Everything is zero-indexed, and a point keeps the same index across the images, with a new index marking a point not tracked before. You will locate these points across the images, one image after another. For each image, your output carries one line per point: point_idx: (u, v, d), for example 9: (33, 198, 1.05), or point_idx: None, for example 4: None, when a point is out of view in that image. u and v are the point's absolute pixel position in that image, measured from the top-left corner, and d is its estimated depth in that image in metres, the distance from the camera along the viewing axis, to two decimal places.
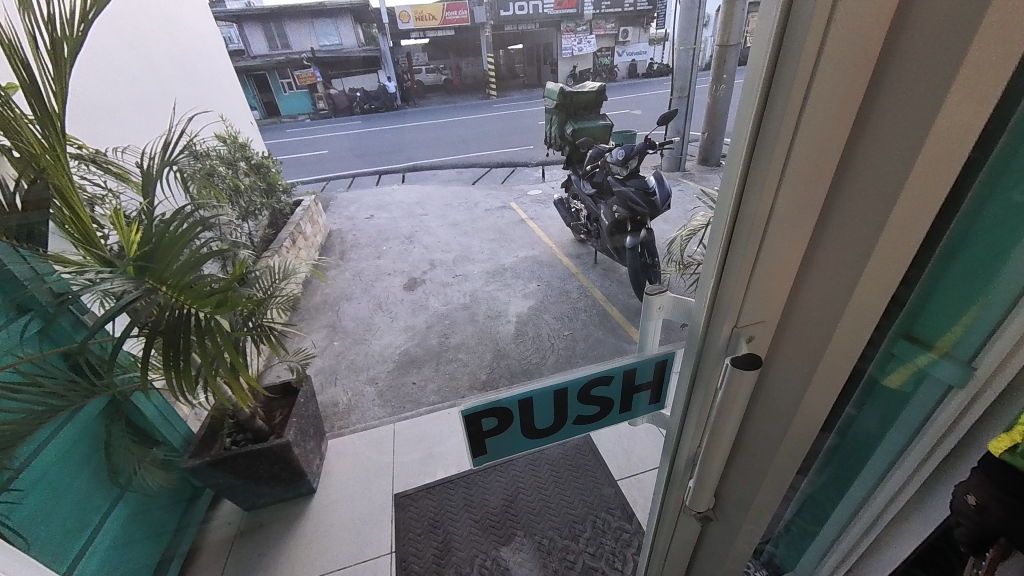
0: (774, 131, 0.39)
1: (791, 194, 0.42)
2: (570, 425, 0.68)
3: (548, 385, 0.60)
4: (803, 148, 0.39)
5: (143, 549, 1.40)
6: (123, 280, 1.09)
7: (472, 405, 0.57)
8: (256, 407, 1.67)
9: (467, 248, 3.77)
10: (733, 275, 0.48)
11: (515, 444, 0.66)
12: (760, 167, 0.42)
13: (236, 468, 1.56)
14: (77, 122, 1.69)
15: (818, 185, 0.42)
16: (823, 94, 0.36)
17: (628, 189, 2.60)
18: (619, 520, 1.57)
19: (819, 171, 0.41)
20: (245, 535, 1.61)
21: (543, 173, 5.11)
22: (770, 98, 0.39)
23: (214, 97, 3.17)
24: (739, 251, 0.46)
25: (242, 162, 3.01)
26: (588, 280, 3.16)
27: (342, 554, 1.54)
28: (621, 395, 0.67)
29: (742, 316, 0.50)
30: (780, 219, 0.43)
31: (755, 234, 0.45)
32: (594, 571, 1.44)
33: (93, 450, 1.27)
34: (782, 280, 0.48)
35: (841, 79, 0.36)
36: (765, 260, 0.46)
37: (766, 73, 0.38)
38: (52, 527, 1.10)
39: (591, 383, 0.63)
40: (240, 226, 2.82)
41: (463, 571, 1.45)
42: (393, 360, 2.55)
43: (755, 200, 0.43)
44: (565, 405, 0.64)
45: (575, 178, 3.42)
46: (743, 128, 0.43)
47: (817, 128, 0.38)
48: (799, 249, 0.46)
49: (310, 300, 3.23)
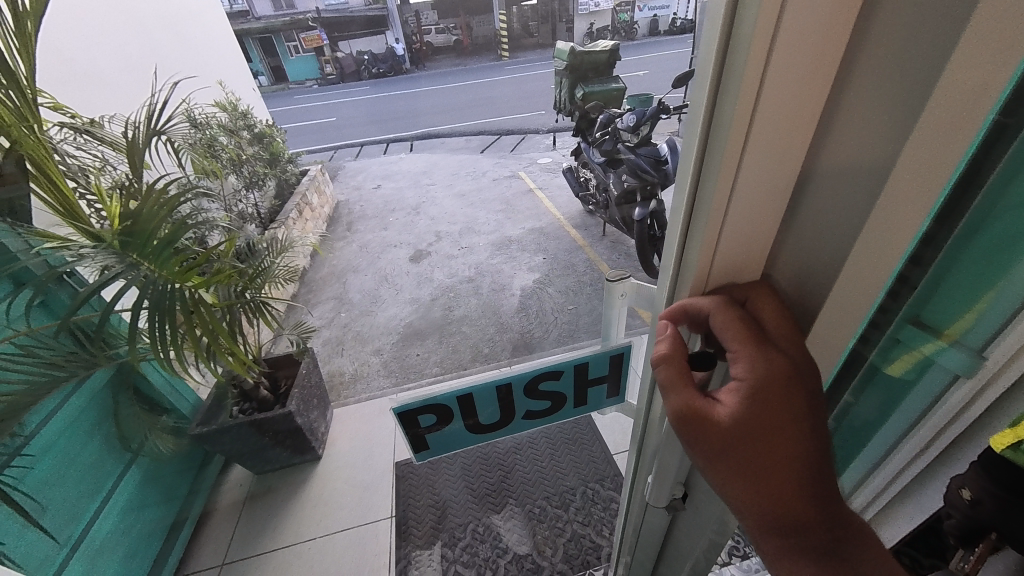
0: (728, 114, 0.35)
1: (751, 185, 0.38)
2: (520, 419, 0.69)
3: (487, 382, 0.60)
4: (766, 134, 0.35)
5: (155, 513, 1.48)
6: (106, 254, 1.08)
7: (406, 403, 0.58)
8: (259, 377, 1.71)
9: (473, 219, 3.71)
10: (691, 262, 0.46)
11: (460, 437, 0.68)
12: (714, 155, 0.38)
13: (243, 436, 1.61)
14: (67, 91, 1.68)
15: (781, 177, 0.38)
16: (783, 72, 0.32)
17: (637, 157, 2.52)
18: (608, 490, 1.60)
19: (785, 157, 0.37)
20: (254, 498, 1.69)
21: (554, 140, 4.91)
22: (723, 76, 0.34)
23: (210, 62, 3.08)
24: (699, 241, 0.44)
25: (244, 131, 2.94)
26: (595, 253, 3.10)
27: (345, 517, 1.61)
28: (572, 388, 0.67)
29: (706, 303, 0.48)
30: (738, 216, 0.41)
31: (713, 226, 0.42)
32: (581, 538, 1.48)
33: (103, 416, 1.33)
34: (747, 273, 0.46)
35: (806, 51, 0.31)
36: (729, 248, 0.43)
37: (720, 40, 0.33)
38: (66, 490, 1.19)
39: (537, 378, 0.63)
40: (243, 197, 2.83)
41: (457, 536, 1.51)
42: (397, 332, 2.58)
43: (710, 191, 0.40)
44: (510, 400, 0.65)
45: (584, 146, 3.22)
46: (699, 104, 0.38)
47: (781, 107, 0.34)
48: (770, 233, 0.43)
49: (316, 272, 3.24)
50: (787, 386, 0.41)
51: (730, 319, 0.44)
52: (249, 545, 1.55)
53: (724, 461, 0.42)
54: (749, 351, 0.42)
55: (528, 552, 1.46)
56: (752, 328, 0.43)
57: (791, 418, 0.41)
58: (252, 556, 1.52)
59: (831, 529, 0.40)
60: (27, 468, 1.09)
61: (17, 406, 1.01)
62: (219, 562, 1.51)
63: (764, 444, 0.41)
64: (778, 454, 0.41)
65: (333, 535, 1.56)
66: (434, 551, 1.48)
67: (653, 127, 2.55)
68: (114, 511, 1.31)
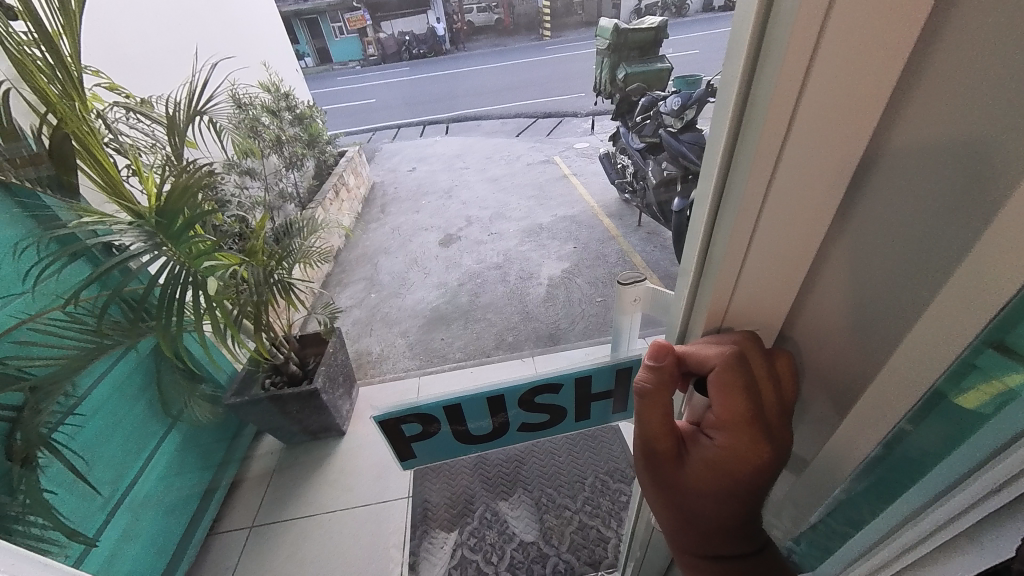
0: (761, 113, 0.35)
1: (787, 188, 0.39)
2: (514, 424, 0.77)
3: (476, 394, 0.68)
4: (809, 127, 0.35)
5: (192, 476, 1.58)
6: (135, 233, 1.15)
7: (390, 411, 0.67)
8: (289, 353, 1.77)
9: (504, 205, 3.65)
10: (714, 268, 0.47)
11: (449, 441, 0.77)
12: (742, 159, 0.38)
13: (273, 407, 1.70)
14: (124, 72, 1.79)
15: (829, 179, 0.39)
16: (828, 74, 0.32)
17: (678, 144, 2.39)
18: (618, 483, 1.58)
19: (832, 158, 0.37)
20: (283, 467, 1.78)
21: (592, 123, 4.71)
22: (754, 79, 0.35)
23: (256, 44, 3.15)
24: (723, 245, 0.44)
25: (286, 112, 3.01)
26: (628, 244, 2.97)
27: (364, 492, 1.66)
28: (569, 398, 0.74)
29: (735, 301, 0.49)
30: (771, 218, 0.41)
31: (744, 228, 0.42)
32: (588, 528, 1.47)
33: (148, 381, 1.42)
34: (786, 276, 0.47)
35: (851, 55, 0.31)
36: (764, 242, 0.43)
37: (753, 38, 0.33)
38: (114, 448, 1.29)
39: (527, 390, 0.70)
40: (283, 176, 2.92)
41: (467, 522, 1.52)
42: (423, 315, 2.61)
43: (741, 187, 0.39)
44: (501, 407, 0.72)
45: (623, 131, 3.06)
46: (728, 103, 0.38)
47: (828, 97, 0.33)
48: (817, 228, 0.43)
49: (349, 252, 3.32)
50: (752, 461, 0.49)
51: (734, 385, 0.47)
52: (277, 511, 1.63)
53: (666, 489, 0.55)
54: (733, 431, 0.49)
55: (535, 539, 1.45)
56: (749, 410, 0.48)
57: (740, 480, 0.51)
58: (278, 521, 1.60)
59: (723, 537, 0.56)
60: (79, 426, 1.19)
61: (68, 369, 1.12)
62: (249, 524, 1.61)
63: (704, 487, 0.53)
64: (713, 495, 0.53)
65: (352, 508, 1.62)
66: (445, 530, 1.51)
67: (699, 111, 2.36)
68: (155, 471, 1.42)
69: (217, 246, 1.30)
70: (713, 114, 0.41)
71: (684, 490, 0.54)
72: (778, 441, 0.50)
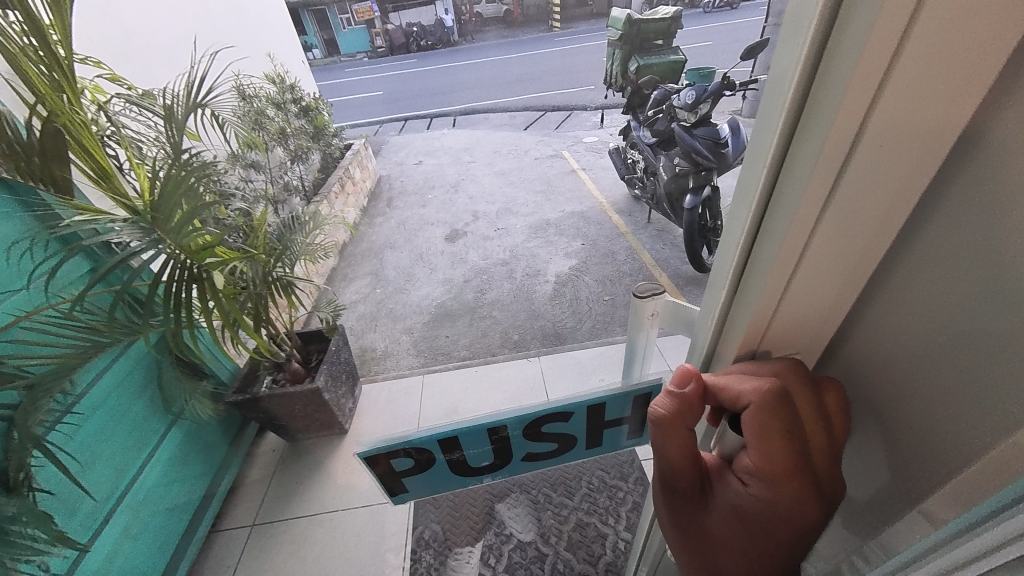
0: (826, 121, 0.32)
1: (846, 204, 0.35)
2: (518, 455, 0.72)
3: (477, 425, 0.63)
4: (880, 131, 0.31)
5: (197, 472, 1.57)
6: (132, 230, 1.10)
7: (381, 445, 0.62)
8: (291, 350, 1.74)
9: (511, 200, 3.59)
10: (757, 286, 0.43)
11: (446, 472, 0.72)
12: (798, 169, 0.35)
13: (274, 406, 1.66)
14: (129, 62, 1.78)
15: (892, 196, 0.35)
16: (909, 79, 0.28)
17: (692, 139, 2.29)
18: (614, 479, 1.59)
19: (899, 175, 0.33)
20: (285, 465, 1.76)
21: (602, 116, 4.60)
22: (819, 82, 0.31)
23: (261, 34, 3.10)
24: (769, 262, 0.41)
25: (292, 104, 2.97)
26: (638, 241, 2.90)
27: (366, 493, 1.63)
28: (579, 425, 0.68)
29: (776, 320, 0.45)
30: (824, 236, 0.37)
31: (794, 245, 0.38)
32: (586, 525, 1.47)
33: (150, 377, 1.41)
34: (833, 298, 0.43)
35: (937, 61, 0.27)
36: (817, 257, 0.39)
37: (817, 36, 0.31)
38: (113, 446, 1.28)
39: (536, 419, 0.65)
40: (289, 169, 2.88)
41: (466, 527, 1.50)
42: (428, 312, 2.58)
43: (797, 192, 0.36)
44: (505, 438, 0.67)
45: (634, 124, 2.97)
46: (787, 109, 0.35)
47: (911, 100, 0.29)
48: (877, 247, 0.39)
49: (354, 247, 3.29)
50: (789, 516, 0.43)
51: (770, 425, 0.42)
52: (279, 509, 1.62)
53: (683, 528, 0.49)
54: (767, 478, 0.43)
55: (532, 539, 1.44)
56: (789, 457, 0.42)
57: (772, 537, 0.44)
58: (281, 519, 1.59)
59: None
60: (76, 425, 1.18)
61: (65, 367, 1.08)
62: (251, 522, 1.60)
63: (728, 536, 0.46)
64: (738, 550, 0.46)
65: (353, 509, 1.59)
66: (446, 533, 1.48)
67: (714, 105, 2.28)
68: (157, 468, 1.40)
69: (221, 244, 1.27)
70: (763, 111, 0.38)
71: (703, 533, 0.48)
72: (825, 498, 0.43)
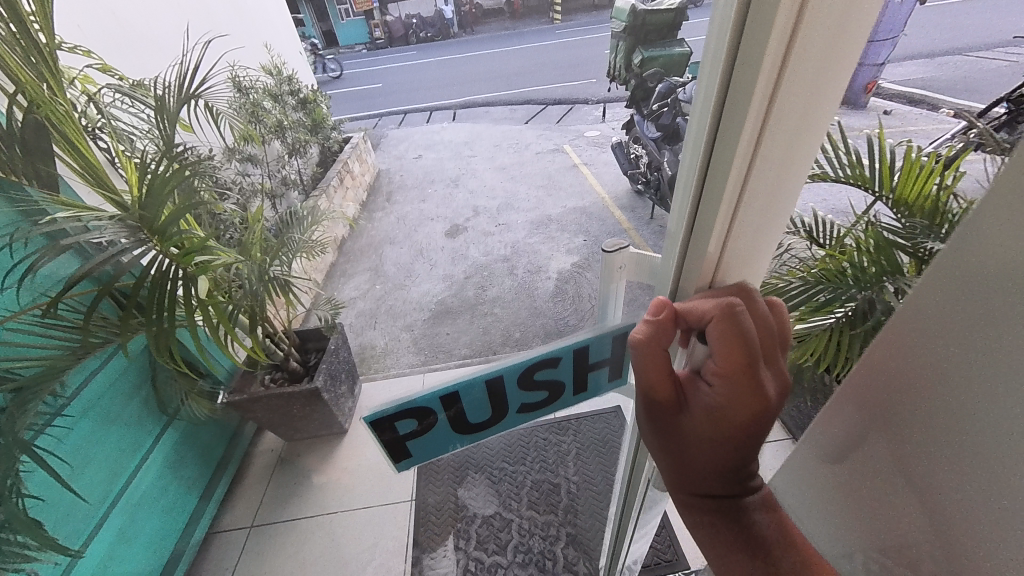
0: (747, 91, 0.33)
1: (764, 169, 0.37)
2: (513, 413, 0.68)
3: (473, 379, 0.59)
4: (789, 95, 0.33)
5: (195, 471, 1.54)
6: (114, 229, 1.06)
7: (379, 411, 0.59)
8: (289, 350, 1.71)
9: (513, 194, 3.55)
10: (698, 255, 0.44)
11: (447, 438, 0.68)
12: (727, 141, 0.36)
13: (272, 406, 1.63)
14: (123, 53, 1.75)
15: (799, 152, 0.38)
16: (806, 45, 0.30)
17: None
18: (555, 436, 1.70)
19: (804, 131, 0.36)
20: (284, 464, 1.73)
21: (605, 110, 4.53)
22: (738, 52, 0.32)
23: (258, 24, 3.03)
24: (708, 231, 0.42)
25: (290, 97, 2.94)
26: (641, 238, 2.86)
27: (366, 496, 1.60)
28: (574, 373, 0.66)
29: (727, 256, 0.44)
30: (750, 200, 0.40)
31: (725, 213, 0.40)
32: (541, 483, 1.57)
33: (144, 378, 1.38)
34: (758, 251, 0.46)
35: (827, 27, 0.30)
36: (758, 189, 0.39)
37: (736, 13, 0.31)
38: (107, 448, 1.25)
39: (528, 368, 0.62)
40: (287, 163, 2.84)
41: (432, 526, 1.49)
42: (429, 309, 2.54)
43: (737, 125, 0.35)
44: (499, 394, 0.64)
45: (638, 119, 2.91)
46: (712, 85, 0.35)
47: (812, 58, 0.31)
48: (788, 198, 0.42)
49: (354, 242, 3.24)
50: (748, 411, 0.45)
51: (733, 336, 0.42)
52: (278, 510, 1.59)
53: (656, 436, 0.51)
54: (730, 384, 0.44)
55: (495, 510, 1.51)
56: (746, 360, 0.43)
57: (735, 430, 0.47)
58: (278, 521, 1.57)
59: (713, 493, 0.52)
60: (67, 428, 1.15)
61: (53, 369, 1.05)
62: (249, 523, 1.57)
63: (698, 436, 0.48)
64: (707, 445, 0.49)
65: (354, 511, 1.56)
66: (416, 536, 1.47)
67: None
68: (153, 469, 1.38)
69: (211, 248, 1.22)
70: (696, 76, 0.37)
71: (675, 438, 0.50)
72: (777, 391, 0.45)
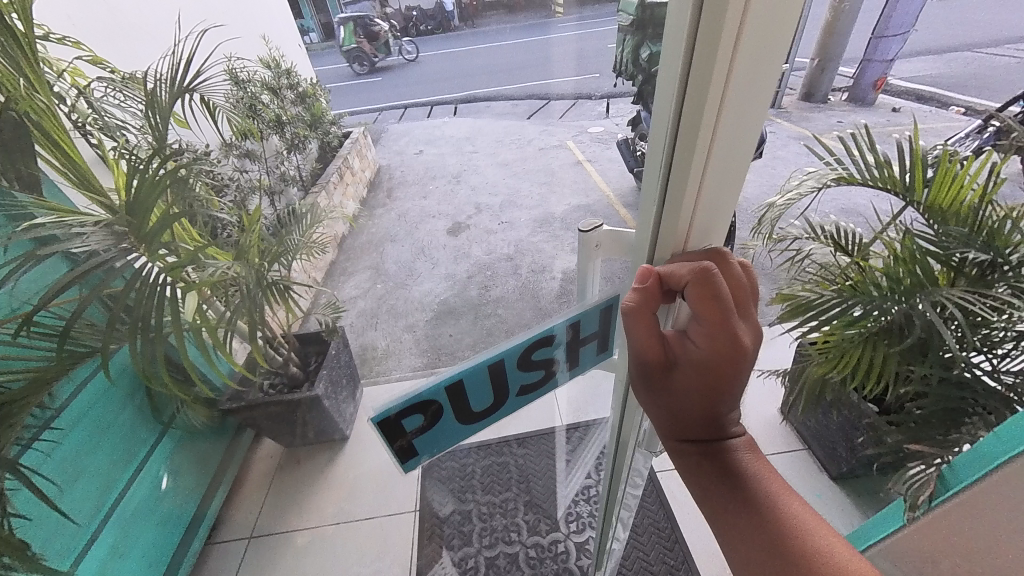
0: (708, 73, 0.40)
1: (723, 136, 0.46)
2: (513, 394, 0.75)
3: (477, 365, 0.65)
4: (741, 74, 0.41)
5: (191, 479, 1.50)
6: (100, 238, 1.00)
7: (390, 406, 0.60)
8: (290, 354, 1.66)
9: (515, 191, 3.11)
10: (675, 211, 0.53)
11: (452, 427, 0.72)
12: (691, 116, 0.44)
13: (272, 412, 1.59)
14: (113, 44, 1.68)
15: (752, 120, 0.46)
16: (750, 34, 0.38)
17: None
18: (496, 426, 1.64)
19: (754, 103, 0.44)
20: (284, 470, 1.69)
21: None
22: (695, 45, 0.39)
23: (256, 16, 2.94)
24: (680, 191, 0.51)
25: (288, 92, 2.92)
26: None
27: (367, 505, 1.56)
28: (566, 350, 0.75)
29: (696, 215, 0.54)
30: (714, 162, 0.48)
31: (695, 173, 0.49)
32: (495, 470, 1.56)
33: (137, 386, 1.33)
34: (723, 204, 0.54)
35: (764, 18, 0.37)
36: (718, 159, 0.48)
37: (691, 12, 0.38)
38: (99, 460, 1.20)
39: (527, 350, 0.69)
40: (286, 159, 2.79)
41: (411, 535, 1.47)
42: (431, 309, 2.69)
43: (697, 104, 0.43)
44: (500, 378, 0.70)
45: None
46: (675, 71, 0.43)
47: (756, 43, 0.39)
48: (746, 157, 0.50)
49: (354, 239, 3.18)
50: (720, 358, 0.59)
51: (708, 297, 0.55)
52: (278, 519, 1.55)
53: (651, 392, 0.66)
54: (707, 332, 0.58)
55: (454, 507, 1.51)
56: (718, 315, 0.56)
57: (713, 377, 0.62)
58: (279, 531, 1.52)
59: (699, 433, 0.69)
60: (56, 442, 1.09)
61: (38, 382, 1.00)
62: (248, 533, 1.53)
63: (684, 384, 0.63)
64: (691, 392, 0.64)
65: (355, 522, 1.52)
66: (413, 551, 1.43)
67: None
68: (147, 480, 1.34)
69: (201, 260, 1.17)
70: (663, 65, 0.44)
71: (666, 388, 0.65)
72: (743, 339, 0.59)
